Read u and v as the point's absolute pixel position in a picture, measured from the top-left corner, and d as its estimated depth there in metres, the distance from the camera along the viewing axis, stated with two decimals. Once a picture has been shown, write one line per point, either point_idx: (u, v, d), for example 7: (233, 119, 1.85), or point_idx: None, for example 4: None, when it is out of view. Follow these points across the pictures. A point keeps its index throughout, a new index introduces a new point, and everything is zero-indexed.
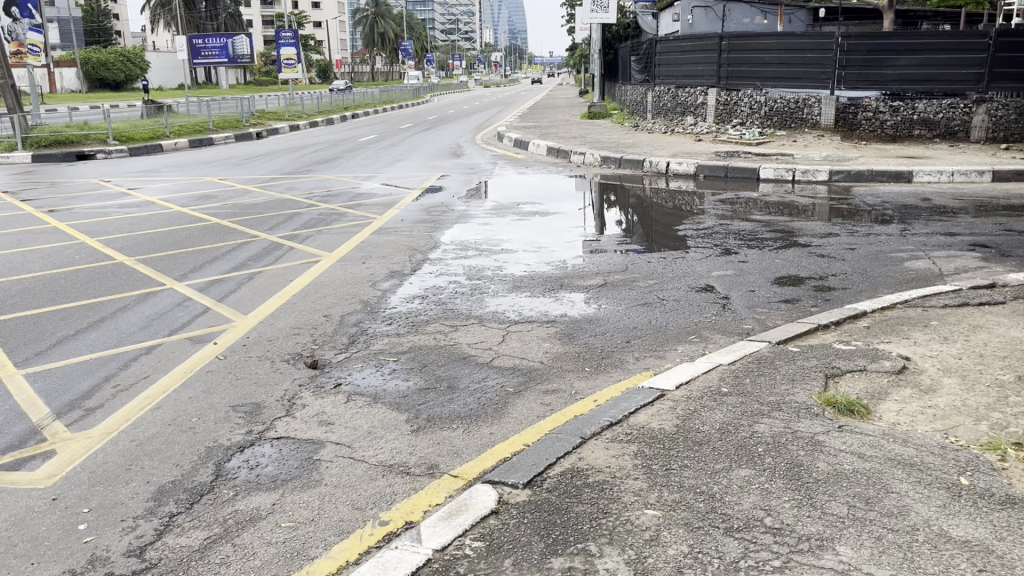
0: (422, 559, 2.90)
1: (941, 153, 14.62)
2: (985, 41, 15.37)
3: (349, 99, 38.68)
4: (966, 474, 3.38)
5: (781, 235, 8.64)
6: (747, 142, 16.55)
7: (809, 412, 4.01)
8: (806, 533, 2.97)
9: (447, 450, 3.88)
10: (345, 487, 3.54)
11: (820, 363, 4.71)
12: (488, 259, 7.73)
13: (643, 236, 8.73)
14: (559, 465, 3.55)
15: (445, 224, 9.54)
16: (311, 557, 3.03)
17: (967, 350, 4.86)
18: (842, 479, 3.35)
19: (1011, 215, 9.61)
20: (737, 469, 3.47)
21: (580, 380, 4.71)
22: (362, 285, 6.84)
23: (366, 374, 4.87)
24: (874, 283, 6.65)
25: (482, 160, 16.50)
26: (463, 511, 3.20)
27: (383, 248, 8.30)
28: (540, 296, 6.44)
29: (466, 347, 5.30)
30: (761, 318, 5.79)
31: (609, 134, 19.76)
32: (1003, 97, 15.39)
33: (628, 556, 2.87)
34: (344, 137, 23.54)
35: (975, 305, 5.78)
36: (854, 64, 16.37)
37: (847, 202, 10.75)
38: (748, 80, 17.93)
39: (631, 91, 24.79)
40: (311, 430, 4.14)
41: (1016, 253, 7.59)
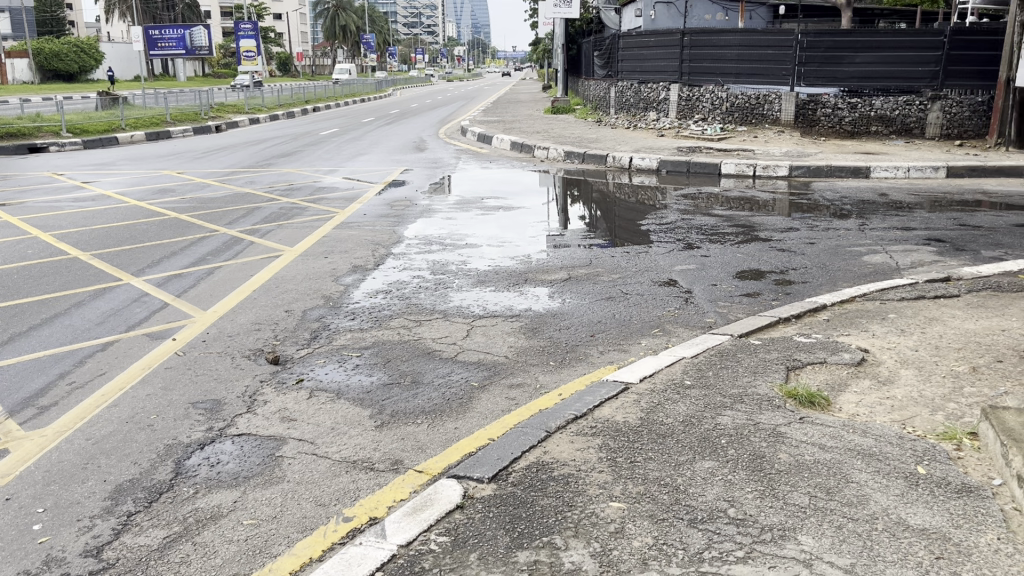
0: (387, 555, 2.87)
1: (898, 150, 14.89)
2: (940, 39, 15.65)
3: (309, 92, 38.30)
4: (923, 463, 3.44)
5: (742, 230, 8.73)
6: (709, 138, 16.67)
7: (771, 405, 4.06)
8: (769, 523, 3.00)
9: (411, 446, 3.85)
10: (308, 484, 3.50)
11: (781, 356, 4.76)
12: (452, 253, 7.70)
13: (606, 231, 8.75)
14: (524, 459, 3.55)
15: (407, 218, 9.50)
16: (273, 554, 2.99)
17: (923, 342, 4.96)
18: (804, 469, 3.39)
19: (964, 210, 9.82)
20: (700, 461, 3.49)
21: (546, 374, 4.72)
22: (324, 280, 6.78)
23: (328, 370, 4.82)
24: (834, 277, 6.76)
25: (445, 155, 16.40)
26: (428, 506, 3.18)
27: (345, 243, 8.22)
28: (504, 290, 6.43)
29: (430, 342, 5.28)
30: (723, 312, 5.85)
31: (571, 129, 19.77)
32: (957, 95, 15.74)
33: (593, 549, 2.88)
34: (303, 130, 23.28)
35: (930, 299, 5.90)
36: (813, 61, 16.62)
37: (807, 197, 10.90)
38: (709, 76, 18.05)
39: (594, 86, 24.87)
40: (273, 427, 4.09)
41: (969, 247, 7.76)
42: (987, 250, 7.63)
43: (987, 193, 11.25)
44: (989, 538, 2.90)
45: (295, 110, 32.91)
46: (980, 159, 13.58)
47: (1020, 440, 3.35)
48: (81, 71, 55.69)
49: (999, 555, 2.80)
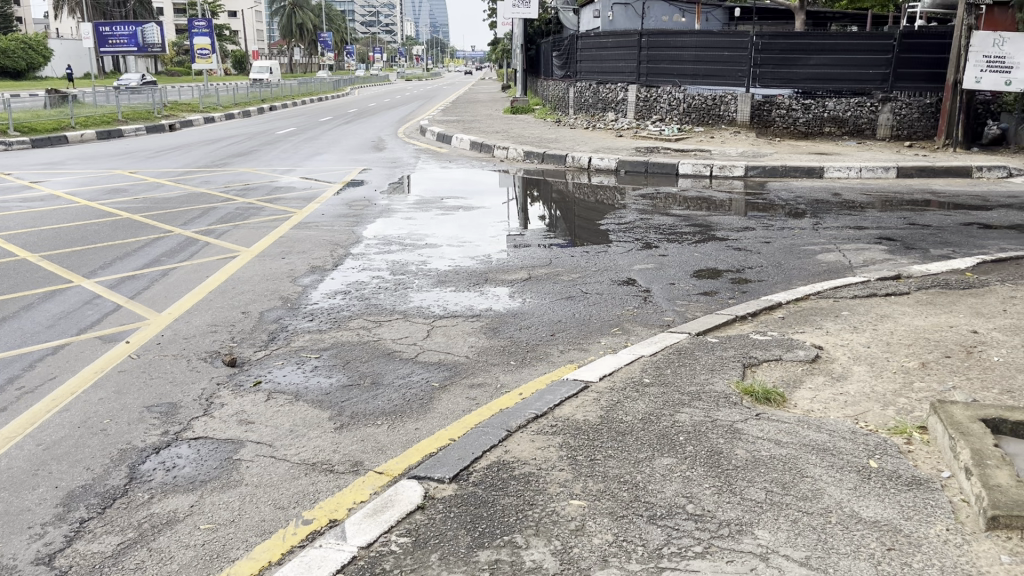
0: (348, 557, 2.86)
1: (850, 150, 15.20)
2: (890, 42, 16.02)
3: (265, 91, 37.84)
4: (875, 457, 3.52)
5: (699, 229, 8.83)
6: (666, 139, 16.84)
7: (728, 401, 4.11)
8: (726, 518, 3.05)
9: (371, 447, 3.83)
10: (267, 487, 3.47)
11: (738, 353, 4.83)
12: (412, 253, 7.67)
13: (566, 231, 8.80)
14: (484, 458, 3.55)
15: (366, 218, 9.45)
16: (231, 558, 2.95)
17: (874, 339, 5.07)
18: (760, 465, 3.44)
19: (914, 210, 10.04)
20: (659, 457, 3.53)
21: (506, 373, 4.73)
22: (282, 281, 6.71)
23: (286, 372, 4.77)
24: (788, 275, 6.87)
25: (404, 154, 16.33)
26: (388, 507, 3.17)
27: (303, 243, 8.15)
28: (465, 290, 6.42)
29: (390, 343, 5.25)
30: (681, 310, 5.91)
31: (530, 129, 19.81)
32: (907, 97, 16.12)
33: (554, 547, 2.89)
34: (260, 130, 22.99)
35: (882, 296, 6.02)
36: (768, 63, 16.85)
37: (763, 197, 11.07)
38: (667, 77, 18.17)
39: (552, 86, 24.97)
40: (230, 429, 4.04)
41: (919, 246, 7.95)
42: (935, 249, 7.82)
43: (935, 193, 11.51)
44: (939, 529, 2.98)
45: (251, 109, 32.49)
46: (928, 159, 13.91)
47: (966, 433, 3.44)
48: (29, 68, 54.32)
49: (948, 545, 2.87)
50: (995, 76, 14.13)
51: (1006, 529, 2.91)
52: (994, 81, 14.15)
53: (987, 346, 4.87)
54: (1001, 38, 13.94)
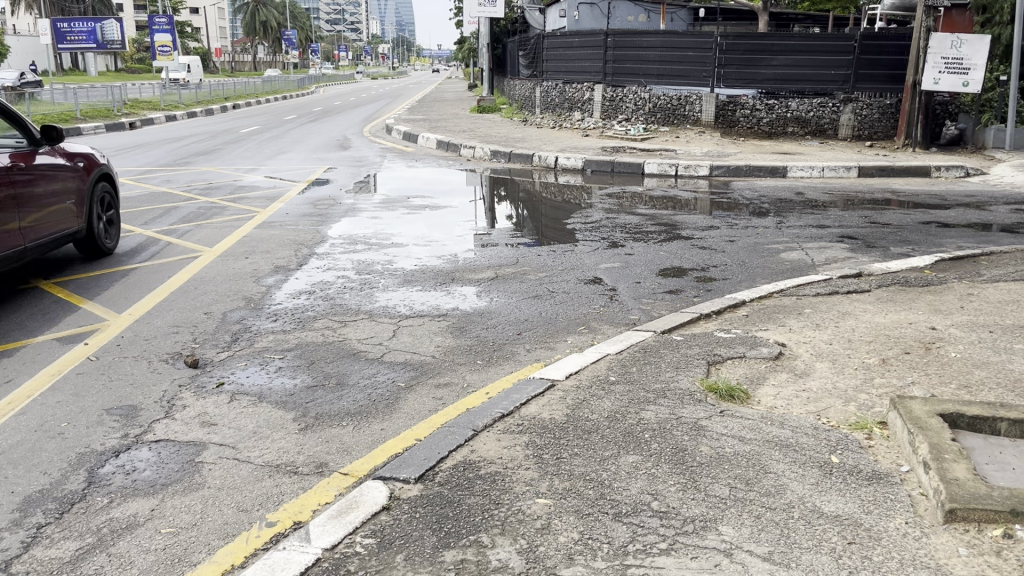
0: (311, 559, 2.83)
1: (813, 150, 15.40)
2: (851, 44, 16.28)
3: (228, 89, 37.42)
4: (837, 453, 3.56)
5: (665, 228, 8.89)
6: (632, 138, 16.90)
7: (693, 398, 4.14)
8: (690, 515, 3.07)
9: (336, 448, 3.80)
10: (229, 490, 3.42)
11: (702, 351, 4.87)
12: (378, 253, 7.63)
13: (533, 230, 8.82)
14: (450, 458, 3.54)
15: (332, 218, 9.36)
16: (193, 562, 2.91)
17: (836, 336, 5.14)
18: (724, 461, 3.47)
19: (875, 209, 10.20)
20: (625, 455, 3.55)
21: (472, 373, 4.71)
22: (245, 281, 6.64)
23: (249, 373, 4.72)
24: (753, 274, 6.93)
25: (370, 153, 16.24)
26: (353, 508, 3.15)
27: (267, 243, 8.06)
28: (431, 290, 6.40)
29: (355, 343, 5.22)
30: (647, 309, 5.94)
31: (497, 128, 19.82)
32: (867, 97, 16.40)
33: (520, 546, 2.89)
34: (219, 129, 22.53)
35: (844, 294, 6.11)
36: (732, 63, 17.03)
37: (727, 196, 11.18)
38: (632, 77, 18.27)
39: (519, 85, 24.97)
40: (192, 431, 3.99)
41: (879, 244, 8.08)
42: (895, 247, 7.95)
43: (894, 192, 11.70)
44: (897, 522, 3.02)
45: (214, 108, 32.11)
46: (889, 159, 14.13)
47: (925, 428, 3.51)
48: None
49: (907, 538, 2.92)
50: (953, 77, 14.39)
51: (964, 521, 2.96)
52: (952, 82, 14.41)
53: (945, 342, 4.96)
54: (958, 40, 14.22)
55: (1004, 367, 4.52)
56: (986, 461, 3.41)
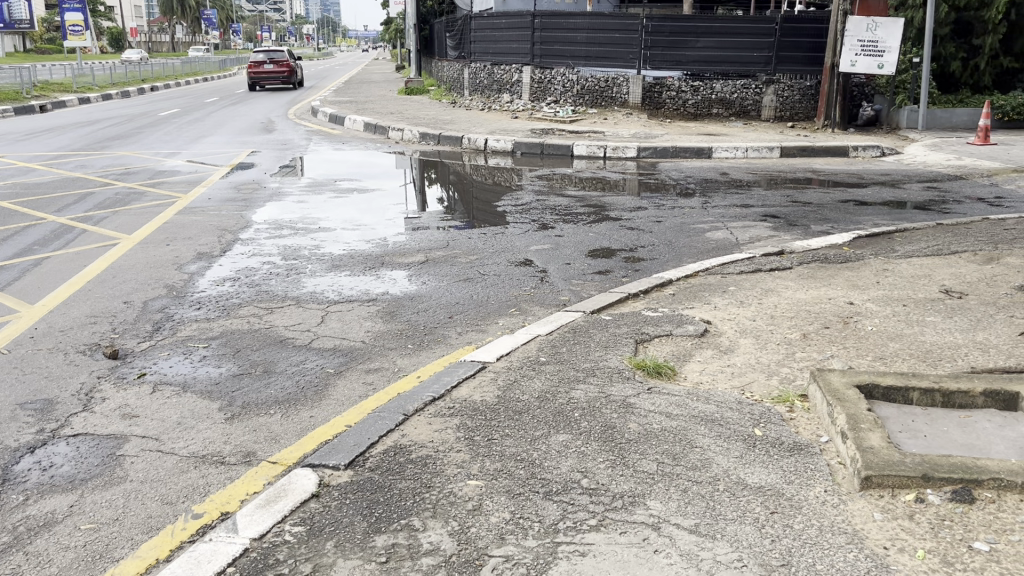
0: (239, 550, 2.79)
1: (736, 131, 15.70)
2: (772, 26, 16.58)
3: (144, 70, 36.35)
4: (760, 426, 3.66)
5: (594, 210, 8.95)
6: (561, 120, 17.02)
7: (621, 376, 4.21)
8: (619, 491, 3.12)
9: (264, 437, 3.74)
10: (152, 483, 3.34)
11: (631, 330, 4.94)
12: (305, 238, 7.50)
13: (464, 212, 8.79)
14: (381, 444, 3.52)
15: (256, 202, 9.15)
16: (115, 558, 2.83)
17: (760, 312, 5.27)
18: (652, 437, 3.54)
19: (796, 188, 10.50)
20: (555, 434, 3.58)
21: (403, 358, 4.69)
22: (166, 269, 6.45)
23: (172, 363, 4.60)
24: (679, 253, 7.06)
25: (296, 136, 15.99)
26: (282, 496, 3.11)
27: (190, 228, 7.86)
28: (360, 274, 6.32)
29: (282, 329, 5.14)
30: (576, 289, 6.00)
31: (425, 110, 19.70)
32: (788, 79, 16.79)
33: (451, 528, 2.90)
34: (136, 112, 21.80)
35: (767, 272, 6.26)
36: (658, 45, 17.14)
37: (654, 177, 11.35)
38: (560, 59, 18.34)
39: (447, 67, 24.82)
40: (113, 424, 3.87)
41: (800, 222, 8.31)
42: (816, 225, 8.18)
43: (814, 171, 12.06)
44: (817, 491, 3.13)
45: (131, 89, 31.18)
46: (809, 139, 14.53)
47: (843, 400, 3.63)
48: None
49: (826, 506, 3.02)
50: (869, 60, 14.84)
51: (879, 487, 3.09)
52: (867, 64, 14.86)
53: (862, 317, 5.13)
54: (873, 23, 14.65)
55: (916, 339, 4.71)
56: (900, 428, 3.56)
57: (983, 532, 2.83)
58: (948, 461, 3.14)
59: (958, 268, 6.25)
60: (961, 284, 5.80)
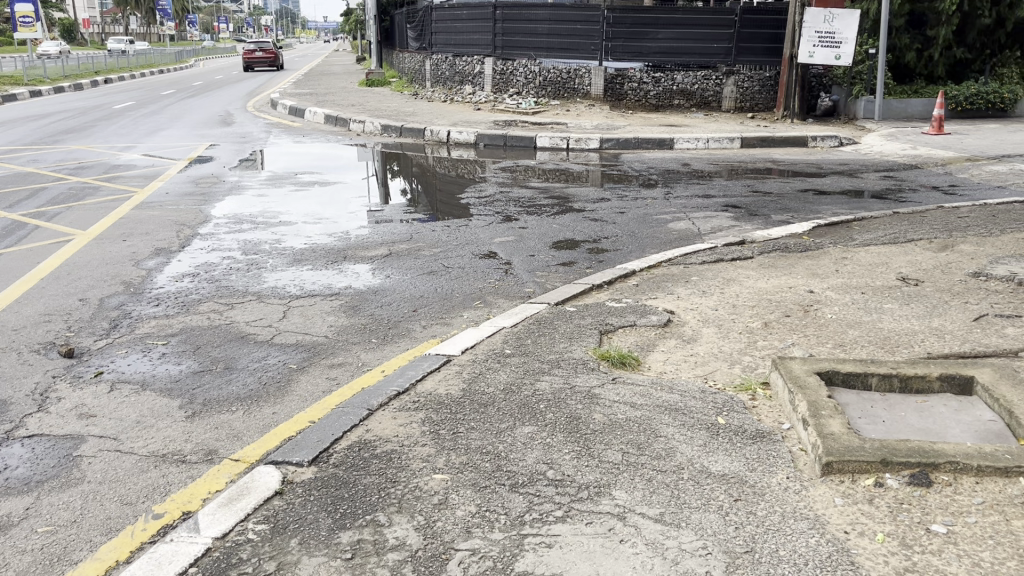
0: (202, 549, 2.75)
1: (698, 123, 15.78)
2: (731, 17, 16.68)
3: (98, 63, 35.63)
4: (723, 414, 3.70)
5: (557, 201, 8.97)
6: (524, 111, 16.99)
7: (585, 367, 4.22)
8: (585, 481, 3.13)
9: (226, 434, 3.69)
10: (111, 483, 3.28)
11: (595, 321, 4.96)
12: (266, 232, 7.41)
13: (428, 205, 8.75)
14: (345, 439, 3.49)
15: (215, 196, 9.01)
16: (73, 561, 2.78)
17: (722, 302, 5.31)
18: (617, 427, 3.55)
19: (756, 178, 10.62)
20: (520, 426, 3.58)
21: (367, 352, 4.66)
22: (123, 265, 6.33)
23: (131, 361, 4.52)
24: (642, 244, 7.10)
25: (256, 129, 15.75)
26: (244, 494, 3.07)
27: (147, 224, 7.71)
28: (322, 268, 6.27)
29: (243, 325, 5.07)
30: (541, 281, 6.00)
31: (387, 102, 19.58)
32: (749, 70, 16.93)
33: (417, 522, 2.88)
34: (90, 105, 21.36)
35: (728, 261, 6.32)
36: (619, 36, 17.17)
37: (616, 168, 11.41)
38: (522, 51, 18.36)
39: (409, 58, 24.55)
40: (70, 424, 3.79)
41: (761, 212, 8.41)
42: (776, 215, 8.27)
43: (774, 162, 12.20)
44: (780, 477, 3.17)
45: (84, 81, 30.54)
46: (769, 130, 14.68)
47: (804, 387, 3.68)
48: None
49: (788, 492, 3.06)
50: (826, 51, 15.02)
51: (839, 473, 3.14)
52: (825, 56, 15.04)
53: (822, 305, 5.20)
54: (830, 15, 14.82)
55: (874, 326, 4.79)
56: (859, 415, 3.62)
57: (940, 514, 2.89)
58: (906, 446, 3.20)
59: (914, 255, 6.36)
60: (917, 272, 5.90)
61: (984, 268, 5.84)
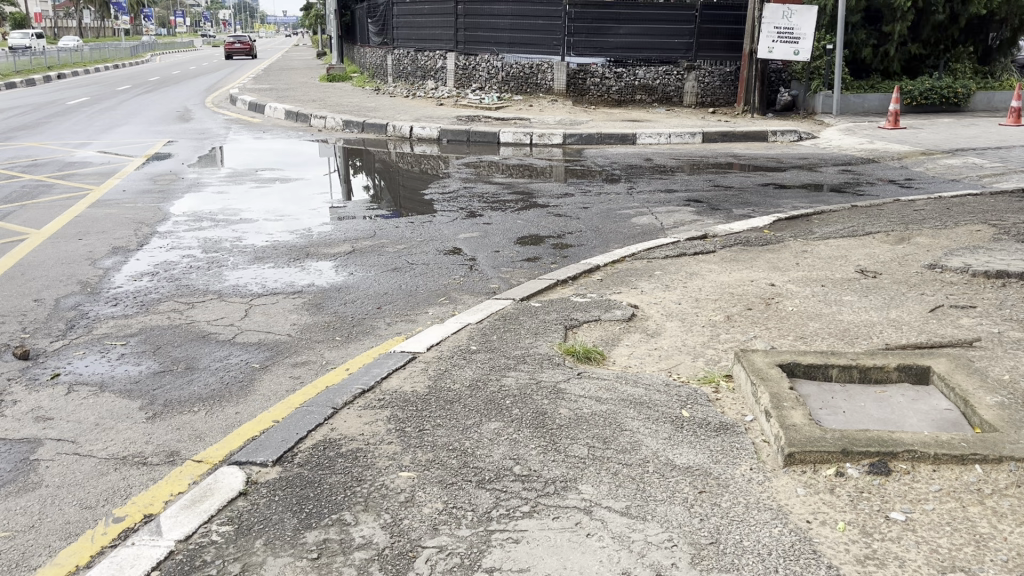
0: (164, 552, 2.71)
1: (659, 117, 15.87)
2: (692, 13, 16.82)
3: (51, 57, 34.92)
4: (687, 407, 3.73)
5: (521, 197, 8.97)
6: (487, 107, 16.95)
7: (551, 362, 4.23)
8: (551, 476, 3.14)
9: (189, 435, 3.64)
10: (69, 487, 3.21)
11: (560, 316, 4.97)
12: (226, 229, 7.31)
13: (391, 201, 8.69)
14: (310, 438, 3.46)
15: (174, 194, 8.87)
16: (31, 567, 2.72)
17: (685, 296, 5.36)
18: (583, 421, 3.57)
19: (718, 172, 10.74)
20: (487, 422, 3.58)
21: (331, 350, 4.62)
22: (80, 264, 6.20)
23: (88, 362, 4.43)
24: (606, 239, 7.13)
25: (215, 125, 15.48)
26: (207, 496, 3.02)
27: (102, 222, 7.55)
28: (284, 266, 6.20)
29: (204, 324, 4.99)
30: (506, 277, 6.01)
31: (349, 97, 19.44)
32: (709, 66, 17.00)
33: (384, 521, 2.87)
34: (44, 101, 20.89)
35: (691, 255, 6.37)
36: (580, 31, 17.24)
37: (580, 163, 11.45)
38: (485, 46, 18.36)
39: (370, 53, 24.36)
40: (25, 428, 3.70)
41: (723, 206, 8.50)
42: (737, 209, 8.35)
43: (735, 156, 12.34)
44: (743, 469, 3.21)
45: (35, 76, 29.75)
46: (729, 124, 14.81)
47: (766, 379, 3.73)
48: None
49: (752, 483, 3.10)
50: (785, 47, 15.21)
51: (802, 463, 3.18)
52: (784, 51, 15.23)
53: (783, 297, 5.27)
54: (789, 11, 15.00)
55: (834, 318, 4.86)
56: (820, 405, 3.68)
57: (898, 502, 2.94)
58: (865, 436, 3.25)
59: (872, 248, 6.47)
60: (875, 264, 6.01)
61: (939, 260, 5.96)
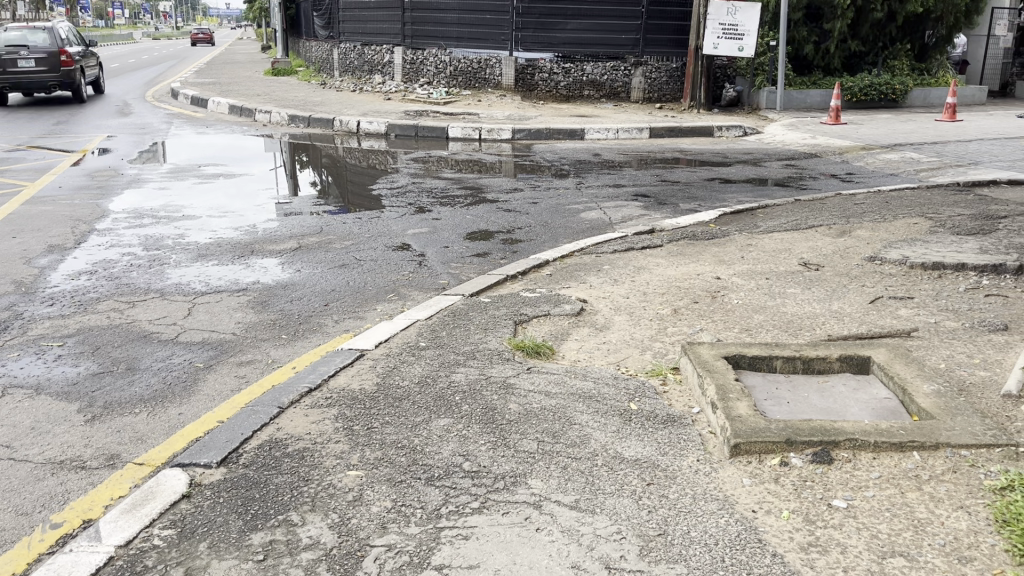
0: (103, 558, 2.64)
1: (606, 113, 15.97)
2: (638, 9, 16.95)
3: None
4: (635, 400, 3.76)
5: (470, 192, 8.94)
6: (435, 102, 16.88)
7: (501, 358, 4.23)
8: (501, 471, 3.14)
9: (130, 438, 3.55)
10: (4, 494, 3.11)
11: (509, 311, 4.97)
12: (168, 226, 7.16)
13: (338, 197, 8.60)
14: (255, 439, 3.40)
15: (113, 191, 8.62)
16: None
17: (634, 289, 5.40)
18: (532, 416, 3.58)
19: (665, 167, 10.85)
20: (436, 419, 3.56)
21: (277, 348, 4.55)
22: (13, 263, 6.00)
23: (24, 364, 4.30)
24: (555, 234, 7.16)
25: (155, 120, 15.11)
26: (149, 500, 2.95)
27: (38, 220, 7.32)
28: (228, 263, 6.10)
29: (146, 324, 4.88)
30: (455, 272, 5.99)
31: (295, 91, 19.17)
32: (656, 61, 17.21)
33: (332, 520, 2.84)
34: None
35: (638, 250, 6.43)
36: (528, 26, 17.24)
37: (528, 158, 11.47)
38: (432, 40, 18.30)
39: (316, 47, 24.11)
40: None
41: (670, 201, 8.59)
42: (684, 204, 8.44)
43: (682, 151, 12.50)
44: (690, 460, 3.24)
45: None
46: (676, 119, 14.97)
47: (711, 370, 3.79)
48: None
49: (698, 474, 3.14)
50: (730, 43, 15.41)
51: (747, 454, 3.23)
52: (729, 47, 15.43)
53: (728, 290, 5.35)
54: (733, 7, 15.20)
55: (778, 310, 4.95)
56: (766, 396, 3.74)
57: (841, 489, 3.01)
58: (808, 425, 3.32)
59: (815, 241, 6.60)
60: (818, 257, 6.13)
61: (879, 252, 6.10)
